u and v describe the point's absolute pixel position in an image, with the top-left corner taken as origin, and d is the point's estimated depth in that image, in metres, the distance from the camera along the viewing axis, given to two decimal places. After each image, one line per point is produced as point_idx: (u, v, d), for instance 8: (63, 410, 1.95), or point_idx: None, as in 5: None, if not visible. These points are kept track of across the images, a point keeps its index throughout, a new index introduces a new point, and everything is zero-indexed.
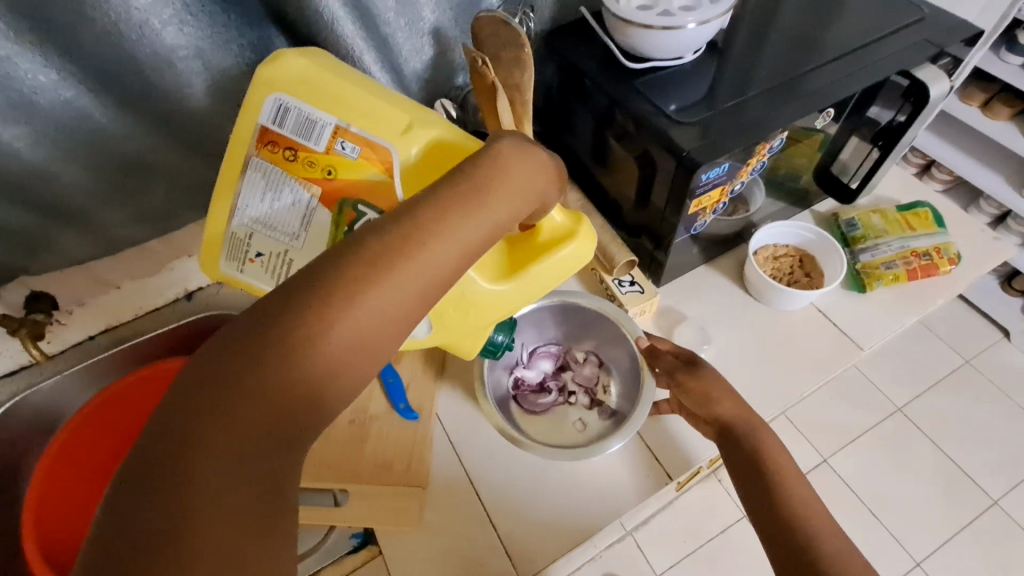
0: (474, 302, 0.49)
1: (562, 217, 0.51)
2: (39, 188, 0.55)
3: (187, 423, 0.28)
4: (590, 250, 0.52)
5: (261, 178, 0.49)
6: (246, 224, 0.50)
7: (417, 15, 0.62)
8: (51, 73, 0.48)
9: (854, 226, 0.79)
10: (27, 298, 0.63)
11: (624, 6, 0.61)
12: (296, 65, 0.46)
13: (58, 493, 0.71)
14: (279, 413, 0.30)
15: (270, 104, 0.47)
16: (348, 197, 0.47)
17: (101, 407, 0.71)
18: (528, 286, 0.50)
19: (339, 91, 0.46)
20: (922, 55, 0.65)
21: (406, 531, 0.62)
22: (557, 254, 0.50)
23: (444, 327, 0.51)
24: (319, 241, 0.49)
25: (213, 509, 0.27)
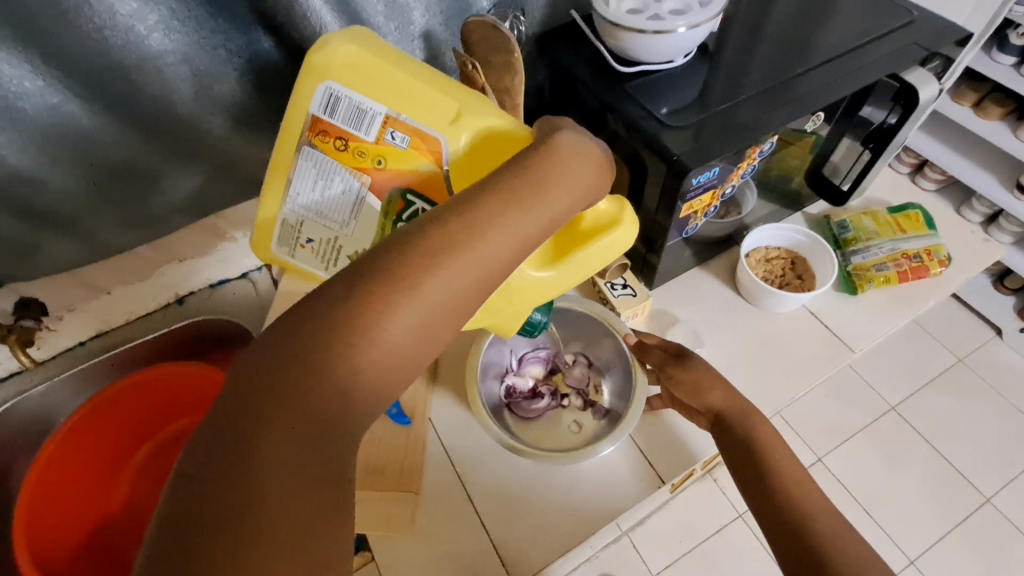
0: (517, 289, 0.49)
1: (606, 204, 0.50)
2: (25, 193, 0.55)
3: (241, 428, 0.29)
4: (633, 238, 0.50)
5: (312, 167, 0.49)
6: (299, 214, 0.52)
7: (407, 19, 0.61)
8: (37, 79, 0.48)
9: (845, 228, 0.80)
10: (16, 305, 0.63)
11: (614, 9, 0.61)
12: (346, 52, 0.45)
13: (50, 506, 0.70)
14: (314, 415, 0.30)
15: (320, 93, 0.46)
16: (397, 186, 0.48)
17: (95, 409, 0.72)
18: (570, 274, 0.49)
19: (389, 78, 0.45)
20: (912, 57, 0.65)
21: (397, 539, 0.62)
22: (599, 243, 0.48)
23: (488, 311, 0.50)
24: (372, 230, 0.50)
25: (269, 512, 0.28)
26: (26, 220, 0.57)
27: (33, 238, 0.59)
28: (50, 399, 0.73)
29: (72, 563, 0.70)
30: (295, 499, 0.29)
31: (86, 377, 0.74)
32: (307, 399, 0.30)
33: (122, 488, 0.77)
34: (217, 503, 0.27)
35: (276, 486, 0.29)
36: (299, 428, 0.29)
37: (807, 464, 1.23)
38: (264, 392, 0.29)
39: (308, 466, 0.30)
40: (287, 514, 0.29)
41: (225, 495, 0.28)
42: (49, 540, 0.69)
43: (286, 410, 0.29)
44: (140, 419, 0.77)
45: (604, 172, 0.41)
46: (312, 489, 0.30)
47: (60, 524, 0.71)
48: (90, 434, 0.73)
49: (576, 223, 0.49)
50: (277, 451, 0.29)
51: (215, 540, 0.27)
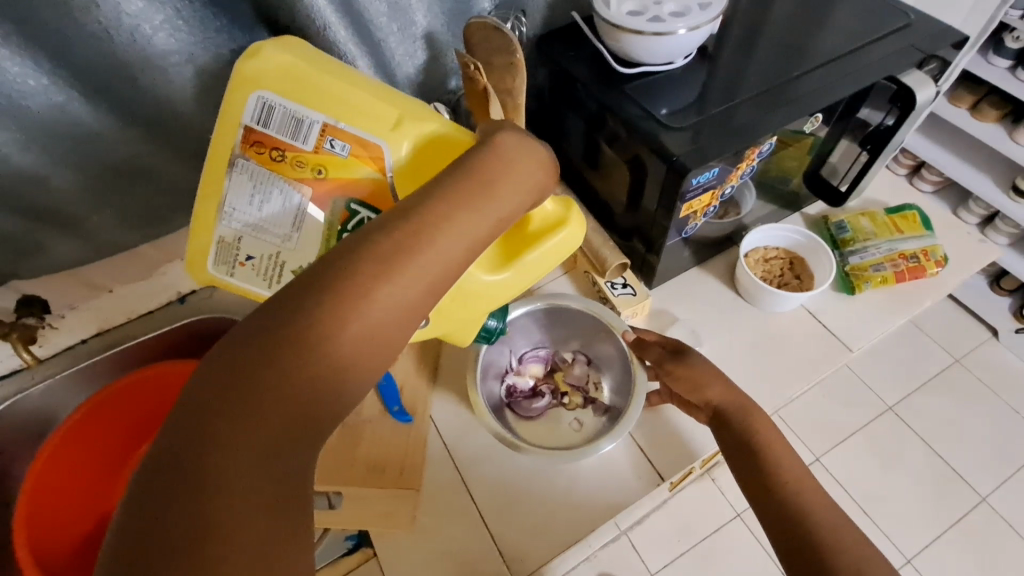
0: (468, 292, 0.48)
1: (553, 205, 0.51)
2: (29, 192, 0.55)
3: (207, 427, 0.29)
4: (580, 239, 0.51)
5: (247, 180, 0.48)
6: (237, 229, 0.50)
7: (409, 20, 0.62)
8: (41, 77, 0.48)
9: (843, 228, 0.80)
10: (17, 302, 0.64)
11: (614, 11, 0.61)
12: (278, 61, 0.45)
13: (48, 506, 0.70)
14: (280, 420, 0.30)
15: (253, 103, 0.46)
16: (339, 196, 0.47)
17: (95, 409, 0.72)
18: (522, 276, 0.50)
19: (327, 87, 0.45)
20: (908, 60, 0.66)
21: (399, 535, 0.62)
22: (547, 242, 0.49)
23: (443, 321, 0.50)
24: (313, 242, 0.49)
25: (235, 510, 0.28)
26: (30, 218, 0.57)
27: (37, 236, 0.59)
28: (51, 399, 0.73)
29: (73, 561, 0.70)
30: (262, 499, 0.29)
31: (89, 376, 0.75)
32: (273, 408, 0.30)
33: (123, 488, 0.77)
34: (182, 505, 0.28)
35: (240, 495, 0.29)
36: (264, 436, 0.30)
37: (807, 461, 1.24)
38: (228, 402, 0.29)
39: (272, 473, 0.30)
40: (251, 522, 0.29)
41: (189, 507, 0.28)
42: (48, 537, 0.69)
43: (257, 409, 0.30)
44: (138, 419, 0.77)
45: (549, 170, 0.42)
46: (274, 497, 0.30)
47: (59, 522, 0.71)
48: (88, 436, 0.73)
49: (524, 225, 0.50)
50: (245, 450, 0.29)
51: (181, 538, 0.27)
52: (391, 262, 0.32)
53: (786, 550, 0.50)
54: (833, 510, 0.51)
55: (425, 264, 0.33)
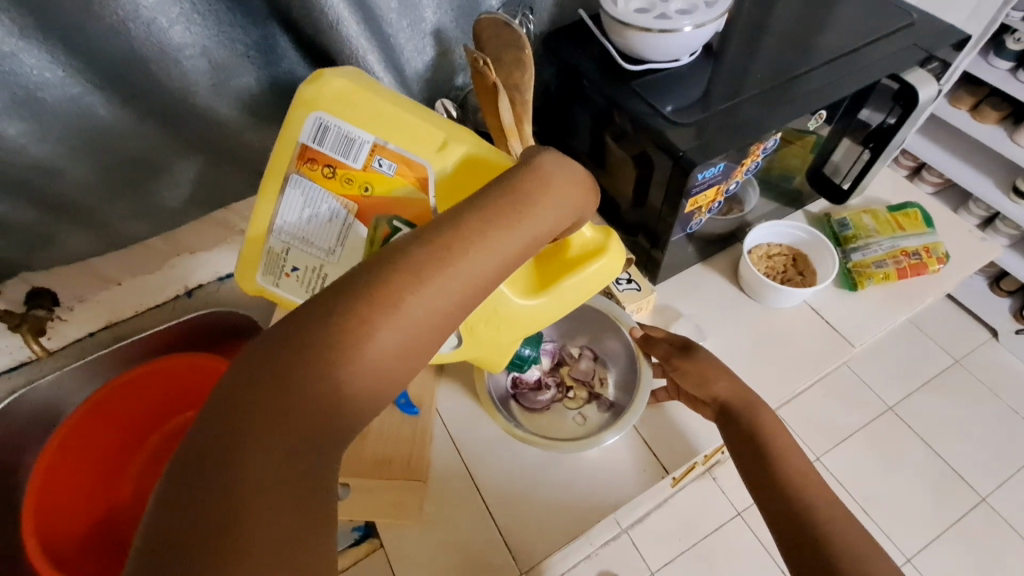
0: (505, 317, 0.50)
1: (592, 232, 0.51)
2: (42, 183, 0.56)
3: (231, 423, 0.29)
4: (619, 266, 0.51)
5: (300, 195, 0.50)
6: (286, 241, 0.52)
7: (419, 16, 0.63)
8: (57, 70, 0.49)
9: (846, 226, 0.81)
10: (27, 295, 0.64)
11: (622, 9, 0.62)
12: (337, 85, 0.46)
13: (59, 495, 0.71)
14: (298, 418, 0.30)
15: (310, 123, 0.47)
16: (383, 212, 0.49)
17: (103, 400, 0.73)
18: (558, 303, 0.50)
19: (379, 108, 0.46)
20: (911, 59, 0.67)
21: (407, 525, 0.63)
22: (586, 269, 0.50)
23: (474, 341, 0.53)
24: (354, 256, 0.51)
25: (260, 506, 0.28)
26: (42, 209, 0.58)
27: (49, 227, 0.60)
28: (57, 391, 0.74)
29: (80, 550, 0.71)
30: (285, 497, 0.29)
31: (93, 368, 0.75)
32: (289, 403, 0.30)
33: (130, 479, 0.77)
34: (207, 497, 0.28)
35: (263, 491, 0.29)
36: (284, 435, 0.30)
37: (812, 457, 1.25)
38: (250, 397, 0.30)
39: (289, 472, 0.30)
40: (272, 518, 0.28)
41: (214, 500, 0.28)
42: (57, 527, 0.70)
43: (278, 406, 0.30)
44: (145, 411, 0.78)
45: (589, 190, 0.42)
46: (298, 496, 0.30)
47: (67, 514, 0.71)
48: (95, 426, 0.74)
49: (562, 250, 0.50)
50: (269, 445, 0.29)
51: (207, 530, 0.27)
52: (405, 249, 0.33)
53: (788, 540, 0.51)
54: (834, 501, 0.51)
55: (441, 251, 0.34)
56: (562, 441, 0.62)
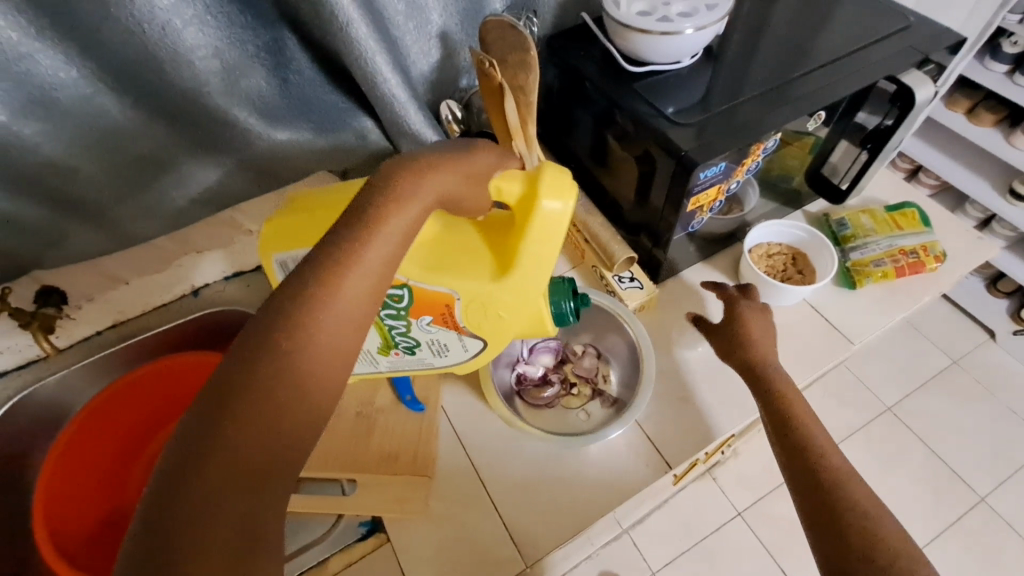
0: (500, 302, 0.51)
1: (519, 184, 0.48)
2: (56, 183, 0.57)
3: (208, 419, 0.28)
4: (566, 203, 0.47)
5: None
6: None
7: (426, 19, 0.64)
8: (71, 70, 0.50)
9: (844, 225, 0.82)
10: (38, 292, 0.70)
11: (624, 12, 0.63)
12: (274, 224, 0.55)
13: (69, 494, 0.72)
14: (271, 420, 0.29)
15: (277, 265, 0.56)
16: None
17: (109, 402, 0.75)
18: (534, 268, 0.49)
19: (309, 225, 0.54)
20: (908, 61, 0.68)
21: (412, 522, 0.62)
22: (533, 227, 0.47)
23: (486, 336, 0.54)
24: (374, 335, 0.56)
25: (218, 513, 0.27)
26: (54, 209, 0.59)
27: (60, 227, 0.61)
28: (65, 390, 0.75)
29: (89, 545, 0.71)
30: (241, 504, 0.28)
31: (99, 367, 0.75)
32: (230, 452, 0.28)
33: (136, 477, 0.77)
34: (172, 499, 0.27)
35: (222, 498, 0.27)
36: (254, 439, 0.29)
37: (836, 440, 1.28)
38: (230, 395, 0.29)
39: (248, 492, 0.28)
40: (231, 528, 0.28)
41: (179, 502, 0.26)
42: (67, 522, 0.71)
43: (253, 407, 0.29)
44: (147, 412, 0.78)
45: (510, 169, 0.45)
46: (253, 502, 0.29)
47: (75, 510, 0.72)
48: (103, 426, 0.75)
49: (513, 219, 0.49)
50: (239, 449, 0.28)
51: (164, 534, 0.26)
52: None
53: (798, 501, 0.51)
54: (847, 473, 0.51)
55: None
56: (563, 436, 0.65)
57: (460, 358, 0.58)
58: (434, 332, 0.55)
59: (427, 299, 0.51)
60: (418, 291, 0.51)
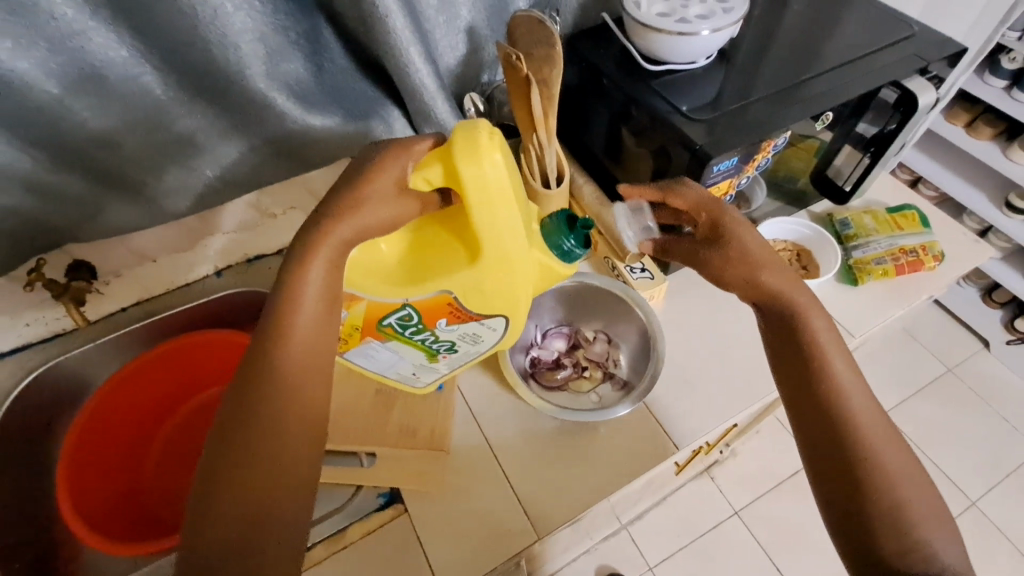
0: (495, 278, 0.50)
1: (439, 168, 0.46)
2: (97, 157, 0.59)
3: (233, 409, 0.41)
4: (493, 162, 0.45)
5: (359, 356, 0.60)
6: (396, 374, 0.63)
7: (455, 13, 0.67)
8: (122, 49, 0.53)
9: (847, 225, 0.85)
10: (68, 266, 0.70)
11: (645, 12, 0.67)
12: None
13: (89, 466, 0.74)
14: (268, 399, 0.41)
15: None
16: (377, 321, 0.54)
17: (123, 380, 0.76)
18: (504, 235, 0.47)
19: None
20: (913, 67, 0.71)
21: (429, 493, 0.65)
22: (472, 198, 0.45)
23: (497, 314, 0.53)
24: (414, 351, 0.58)
25: (241, 469, 0.40)
26: (92, 181, 0.61)
27: (97, 201, 0.63)
28: (89, 363, 0.77)
29: (107, 516, 0.73)
30: (259, 461, 0.40)
31: (125, 340, 0.78)
32: (241, 445, 0.40)
33: (154, 450, 0.79)
34: (216, 464, 0.40)
35: (244, 457, 0.40)
36: (259, 414, 0.41)
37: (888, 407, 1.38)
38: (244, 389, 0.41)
39: (260, 454, 0.40)
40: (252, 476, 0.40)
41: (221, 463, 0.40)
42: (85, 493, 0.72)
43: (256, 392, 0.41)
44: (161, 391, 0.80)
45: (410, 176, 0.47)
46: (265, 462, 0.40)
47: (97, 483, 0.74)
48: (120, 405, 0.77)
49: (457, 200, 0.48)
50: (251, 421, 0.41)
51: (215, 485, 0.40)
52: None
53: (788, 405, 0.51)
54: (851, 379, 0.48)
55: None
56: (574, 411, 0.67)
57: (495, 338, 0.58)
58: (456, 329, 0.55)
59: (429, 308, 0.52)
60: (418, 304, 0.51)
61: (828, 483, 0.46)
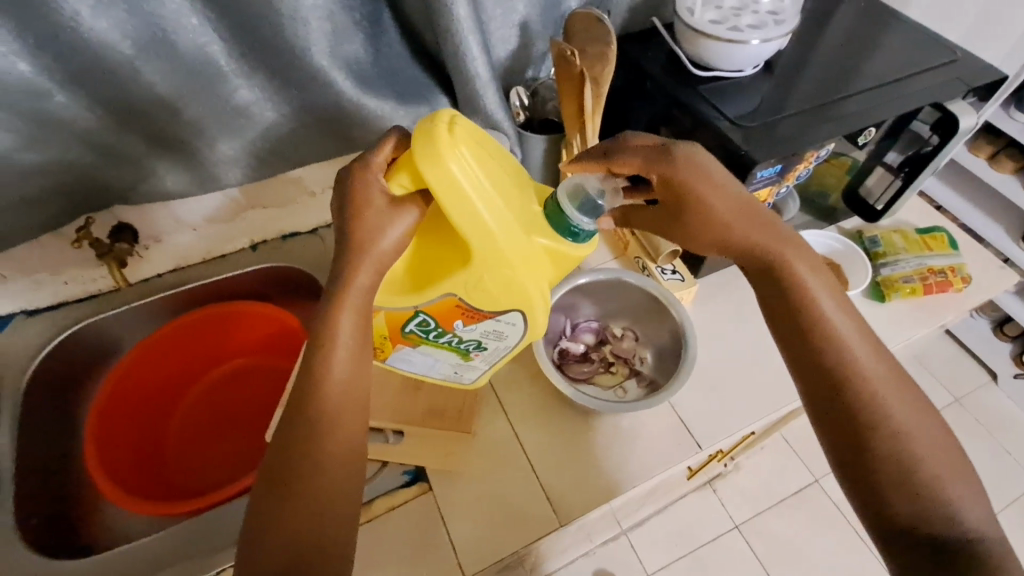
0: (496, 274, 0.49)
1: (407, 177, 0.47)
2: (156, 119, 0.60)
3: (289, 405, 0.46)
4: (454, 159, 0.44)
5: (400, 361, 0.60)
6: (441, 374, 0.63)
7: (512, 7, 0.69)
8: (194, 17, 0.55)
9: (876, 243, 0.86)
10: (112, 228, 0.71)
11: (697, 18, 0.68)
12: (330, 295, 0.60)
13: (116, 432, 0.74)
14: (315, 397, 0.46)
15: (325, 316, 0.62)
16: (399, 329, 0.55)
17: (152, 347, 0.77)
18: (493, 231, 0.46)
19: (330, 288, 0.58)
20: (955, 90, 0.72)
21: (453, 473, 0.66)
22: (441, 198, 0.44)
23: (507, 307, 0.52)
24: (443, 352, 0.58)
25: (289, 462, 0.45)
26: (148, 143, 0.63)
27: (151, 163, 0.64)
28: (122, 325, 0.79)
29: (133, 480, 0.73)
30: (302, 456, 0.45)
31: (162, 305, 0.80)
32: (291, 439, 0.45)
33: (176, 421, 0.80)
34: (273, 455, 0.46)
35: (289, 451, 0.45)
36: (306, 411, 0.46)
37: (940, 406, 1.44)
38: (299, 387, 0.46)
39: (302, 448, 0.45)
40: (296, 468, 0.45)
41: (277, 454, 0.45)
42: (111, 453, 0.73)
43: (306, 391, 0.46)
44: (186, 362, 0.81)
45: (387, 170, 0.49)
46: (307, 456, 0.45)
47: (124, 450, 0.75)
48: (146, 373, 0.77)
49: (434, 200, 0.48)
50: (301, 418, 0.46)
51: (271, 472, 0.45)
52: None
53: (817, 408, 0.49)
54: (884, 378, 0.46)
55: None
56: (589, 398, 0.66)
57: (518, 337, 0.56)
58: (474, 328, 0.54)
59: (441, 312, 0.52)
60: (430, 308, 0.52)
61: (860, 490, 0.45)
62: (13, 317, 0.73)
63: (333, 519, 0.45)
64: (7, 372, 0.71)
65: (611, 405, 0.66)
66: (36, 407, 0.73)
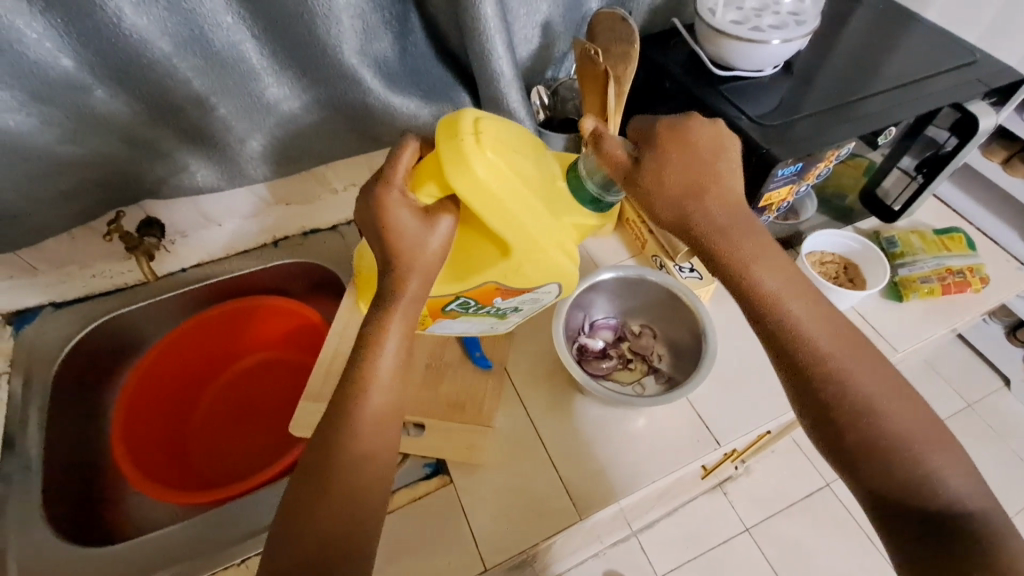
0: (531, 255, 0.51)
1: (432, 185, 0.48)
2: (190, 114, 0.62)
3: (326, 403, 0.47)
4: (481, 164, 0.45)
5: (442, 330, 0.64)
6: (478, 329, 0.66)
7: (536, 8, 0.70)
8: (230, 15, 0.56)
9: (894, 244, 0.87)
10: (142, 223, 0.72)
11: (719, 19, 0.69)
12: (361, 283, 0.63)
13: (142, 427, 0.76)
14: (348, 393, 0.46)
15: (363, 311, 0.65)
16: (441, 308, 0.58)
17: (175, 343, 0.78)
18: (525, 223, 0.49)
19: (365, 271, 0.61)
20: (975, 91, 0.72)
21: (473, 467, 0.67)
22: (472, 203, 0.46)
23: (543, 279, 0.55)
24: (482, 320, 0.62)
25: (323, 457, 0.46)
26: (180, 138, 0.64)
27: (182, 158, 0.66)
28: (148, 317, 0.81)
29: (160, 472, 0.74)
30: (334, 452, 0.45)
31: (188, 300, 0.83)
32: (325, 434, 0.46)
33: (198, 416, 0.82)
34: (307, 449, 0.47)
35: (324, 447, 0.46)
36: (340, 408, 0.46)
37: (953, 410, 1.43)
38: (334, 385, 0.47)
39: (335, 444, 0.46)
40: (327, 464, 0.45)
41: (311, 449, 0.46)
42: (139, 442, 0.74)
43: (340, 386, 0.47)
44: (206, 358, 0.83)
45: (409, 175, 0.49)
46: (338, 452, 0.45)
47: (150, 444, 0.76)
48: (169, 369, 0.79)
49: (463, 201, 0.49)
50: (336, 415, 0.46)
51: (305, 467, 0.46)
52: None
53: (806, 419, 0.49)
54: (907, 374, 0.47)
55: None
56: (611, 392, 0.66)
57: (551, 296, 0.60)
58: (511, 300, 0.58)
59: (481, 293, 0.56)
60: (469, 292, 0.55)
61: None
62: (41, 308, 0.76)
63: (363, 515, 0.46)
64: (38, 361, 0.73)
65: (630, 400, 0.65)
66: (65, 396, 0.75)
